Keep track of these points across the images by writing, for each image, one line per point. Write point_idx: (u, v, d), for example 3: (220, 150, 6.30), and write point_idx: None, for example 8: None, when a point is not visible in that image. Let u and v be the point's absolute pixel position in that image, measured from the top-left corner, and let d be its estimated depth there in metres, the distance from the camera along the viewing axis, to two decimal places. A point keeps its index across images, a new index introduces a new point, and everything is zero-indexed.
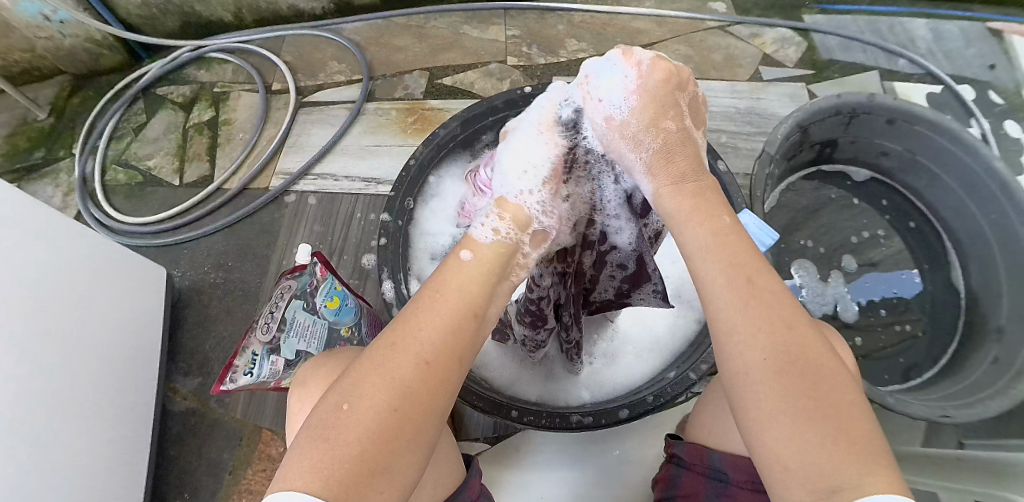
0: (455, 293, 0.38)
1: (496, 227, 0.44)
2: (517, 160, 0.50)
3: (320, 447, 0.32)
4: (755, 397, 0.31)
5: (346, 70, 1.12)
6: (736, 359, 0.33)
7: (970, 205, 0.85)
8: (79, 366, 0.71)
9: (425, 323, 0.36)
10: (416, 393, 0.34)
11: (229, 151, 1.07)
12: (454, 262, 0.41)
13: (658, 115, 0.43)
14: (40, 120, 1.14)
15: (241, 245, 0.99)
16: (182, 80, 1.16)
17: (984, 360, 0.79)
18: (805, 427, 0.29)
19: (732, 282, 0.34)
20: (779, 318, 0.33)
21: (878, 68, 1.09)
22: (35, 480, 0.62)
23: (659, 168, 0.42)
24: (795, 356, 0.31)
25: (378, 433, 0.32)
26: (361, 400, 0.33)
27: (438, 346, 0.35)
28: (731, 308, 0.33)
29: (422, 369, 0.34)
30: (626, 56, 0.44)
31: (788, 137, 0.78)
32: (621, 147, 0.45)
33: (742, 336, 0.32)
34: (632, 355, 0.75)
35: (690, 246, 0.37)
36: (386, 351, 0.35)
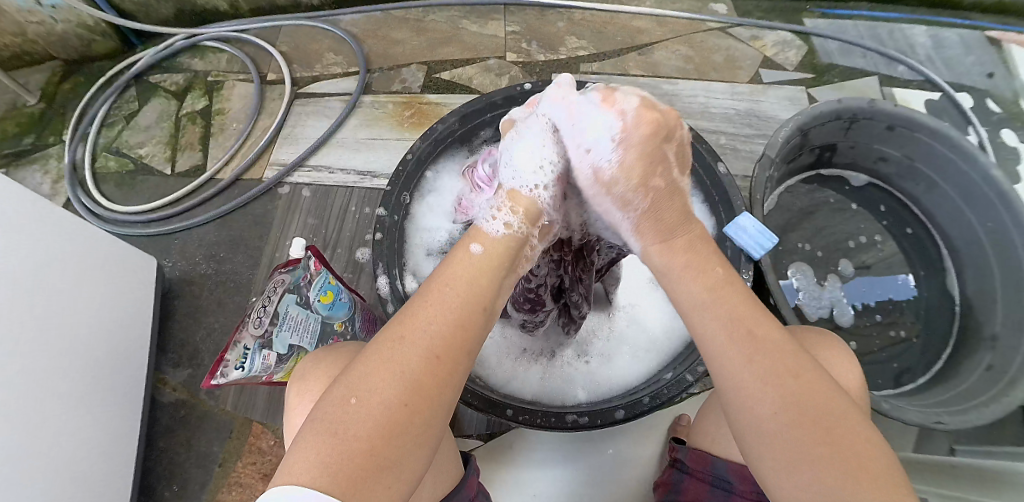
0: (464, 285, 0.37)
1: (507, 222, 0.43)
2: (520, 161, 0.47)
3: (326, 441, 0.31)
4: (770, 442, 0.34)
5: (343, 62, 1.10)
6: (750, 414, 0.35)
7: (967, 213, 0.85)
8: (66, 356, 0.69)
9: (434, 316, 0.35)
10: (425, 388, 0.33)
11: (223, 141, 1.06)
12: (463, 254, 0.40)
13: (645, 171, 0.43)
14: (30, 105, 1.12)
15: (233, 236, 0.97)
16: (176, 68, 1.14)
17: (978, 366, 0.78)
18: (821, 470, 0.32)
19: (729, 339, 0.36)
20: (783, 368, 0.35)
21: (877, 73, 1.09)
22: (20, 471, 0.60)
23: (647, 226, 0.43)
24: (800, 406, 0.34)
25: (387, 427, 0.31)
26: (370, 394, 0.32)
27: (447, 338, 0.35)
28: (735, 361, 0.36)
29: (431, 362, 0.34)
30: (611, 103, 0.43)
31: (789, 141, 0.78)
32: (606, 198, 0.45)
33: (752, 393, 0.35)
34: (629, 355, 0.74)
35: (685, 306, 0.40)
36: (395, 344, 0.34)
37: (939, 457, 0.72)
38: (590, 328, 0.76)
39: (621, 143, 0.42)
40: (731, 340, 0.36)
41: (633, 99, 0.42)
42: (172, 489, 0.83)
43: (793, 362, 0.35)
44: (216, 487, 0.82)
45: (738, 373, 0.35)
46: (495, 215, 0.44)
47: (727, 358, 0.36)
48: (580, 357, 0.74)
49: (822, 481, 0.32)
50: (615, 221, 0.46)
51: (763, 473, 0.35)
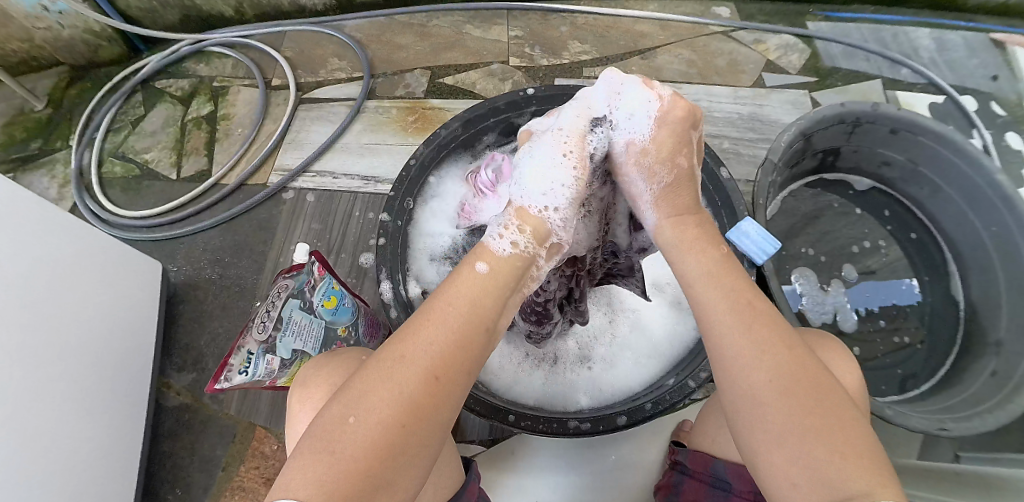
0: (465, 306, 0.37)
1: (515, 241, 0.43)
2: (535, 177, 0.47)
3: (323, 460, 0.31)
4: (759, 415, 0.35)
5: (347, 67, 1.11)
6: (742, 382, 0.36)
7: (971, 217, 0.85)
8: (73, 362, 0.70)
9: (436, 337, 0.35)
10: (423, 409, 0.33)
11: (228, 146, 1.07)
12: (466, 272, 0.40)
13: (671, 151, 0.47)
14: (37, 111, 1.13)
15: (238, 241, 0.98)
16: (182, 73, 1.15)
17: (983, 372, 0.78)
18: (808, 442, 0.32)
19: (729, 305, 0.39)
20: (777, 339, 0.37)
21: (881, 76, 1.08)
22: (25, 476, 0.61)
23: (665, 199, 0.48)
24: (793, 374, 0.35)
25: (382, 448, 0.32)
26: (368, 414, 0.32)
27: (446, 359, 0.35)
28: (730, 331, 0.38)
29: (429, 382, 0.34)
30: (650, 86, 0.48)
31: (792, 145, 0.78)
32: (634, 173, 0.48)
33: (745, 359, 0.36)
34: (632, 360, 0.74)
35: (692, 275, 0.43)
36: (393, 363, 0.34)
37: (943, 464, 0.71)
38: (593, 333, 0.77)
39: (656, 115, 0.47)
40: (732, 308, 0.39)
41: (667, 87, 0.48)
42: (176, 494, 0.83)
43: (788, 332, 0.38)
44: (220, 491, 0.82)
45: (732, 343, 0.37)
46: (503, 232, 0.44)
47: (723, 325, 0.38)
48: (584, 363, 0.74)
49: (808, 455, 0.32)
50: (636, 194, 0.49)
51: (752, 451, 0.35)
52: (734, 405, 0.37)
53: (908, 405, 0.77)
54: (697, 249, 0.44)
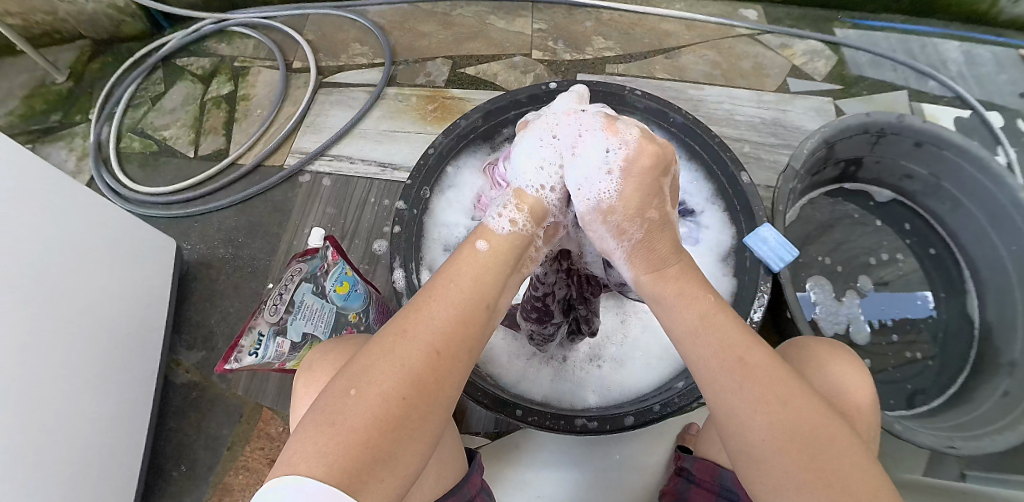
0: (466, 282, 0.37)
1: (513, 219, 0.42)
2: (533, 166, 0.46)
3: (325, 432, 0.31)
4: (763, 467, 0.34)
5: (368, 53, 1.11)
6: (742, 437, 0.35)
7: (992, 234, 0.83)
8: (84, 333, 0.71)
9: (438, 312, 0.35)
10: (426, 384, 0.33)
11: (246, 127, 1.07)
12: (469, 251, 0.40)
13: (637, 201, 0.41)
14: (58, 83, 1.14)
15: (252, 222, 0.98)
16: (203, 52, 1.15)
17: (994, 392, 0.77)
18: (808, 499, 0.32)
19: (712, 369, 0.36)
20: (774, 395, 0.34)
21: (908, 87, 1.07)
22: (32, 442, 0.61)
23: (637, 257, 0.42)
24: (787, 433, 0.33)
25: (385, 419, 0.31)
26: (371, 386, 0.32)
27: (447, 334, 0.35)
28: (721, 391, 0.36)
29: (431, 356, 0.34)
30: (612, 129, 0.43)
31: (815, 152, 0.77)
32: (599, 226, 0.43)
33: (744, 417, 0.34)
34: (641, 361, 0.73)
35: (677, 333, 0.39)
36: (394, 339, 0.34)
37: (949, 482, 0.70)
38: (604, 333, 0.76)
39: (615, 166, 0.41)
40: (722, 366, 0.36)
41: (631, 131, 0.42)
42: (181, 468, 0.84)
43: (779, 381, 0.35)
44: (223, 469, 0.83)
45: (724, 405, 0.35)
46: (501, 211, 0.43)
47: (715, 386, 0.36)
48: (593, 361, 0.74)
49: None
50: (605, 248, 0.44)
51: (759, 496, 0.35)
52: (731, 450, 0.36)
53: (917, 422, 0.76)
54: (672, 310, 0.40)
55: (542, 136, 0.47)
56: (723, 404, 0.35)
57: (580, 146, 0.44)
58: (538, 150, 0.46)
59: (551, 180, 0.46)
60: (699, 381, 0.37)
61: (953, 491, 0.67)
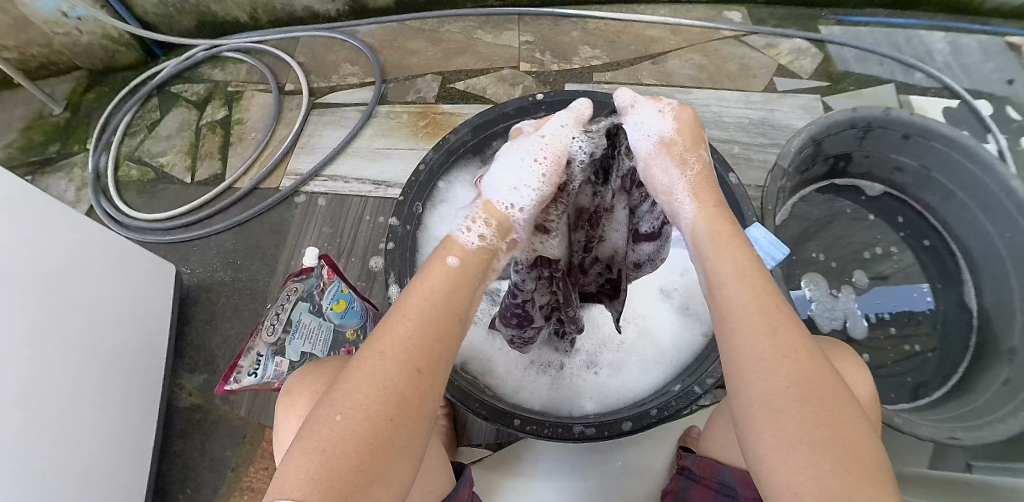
0: (440, 295, 0.37)
1: (482, 234, 0.41)
2: (507, 182, 0.43)
3: (315, 459, 0.31)
4: (776, 419, 0.33)
5: (359, 73, 1.12)
6: (759, 386, 0.34)
7: (985, 223, 0.83)
8: (87, 362, 0.71)
9: (414, 330, 0.35)
10: (409, 401, 0.34)
11: (241, 150, 1.08)
12: (439, 266, 0.39)
13: (691, 144, 0.44)
14: (55, 115, 1.15)
15: (250, 244, 0.99)
16: (197, 78, 1.17)
17: (995, 381, 0.77)
18: (819, 457, 0.31)
19: (748, 310, 0.36)
20: (799, 348, 0.34)
21: (894, 81, 1.07)
22: (39, 472, 0.62)
23: (701, 191, 0.42)
24: (814, 384, 0.33)
25: (372, 442, 0.32)
26: (354, 411, 0.32)
27: (425, 350, 0.35)
28: (752, 335, 0.35)
29: (411, 374, 0.34)
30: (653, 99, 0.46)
31: (802, 150, 0.78)
32: (663, 159, 0.43)
33: (767, 363, 0.34)
34: (638, 366, 0.74)
35: (716, 274, 0.38)
36: (373, 360, 0.34)
37: (954, 474, 0.70)
38: (600, 340, 0.76)
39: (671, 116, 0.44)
40: (761, 309, 0.36)
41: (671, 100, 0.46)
42: (187, 492, 0.84)
43: (807, 337, 0.35)
44: (229, 492, 0.83)
45: (753, 348, 0.34)
46: (469, 225, 0.42)
47: (748, 328, 0.35)
48: (590, 368, 0.74)
49: (819, 469, 0.31)
50: (666, 184, 0.43)
51: (757, 456, 0.34)
52: (741, 405, 0.35)
53: (919, 414, 0.76)
54: (728, 248, 0.39)
55: (521, 154, 0.44)
56: (753, 349, 0.34)
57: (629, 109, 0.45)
58: (516, 162, 0.44)
59: (521, 206, 0.43)
60: (727, 325, 0.37)
61: (958, 483, 0.67)
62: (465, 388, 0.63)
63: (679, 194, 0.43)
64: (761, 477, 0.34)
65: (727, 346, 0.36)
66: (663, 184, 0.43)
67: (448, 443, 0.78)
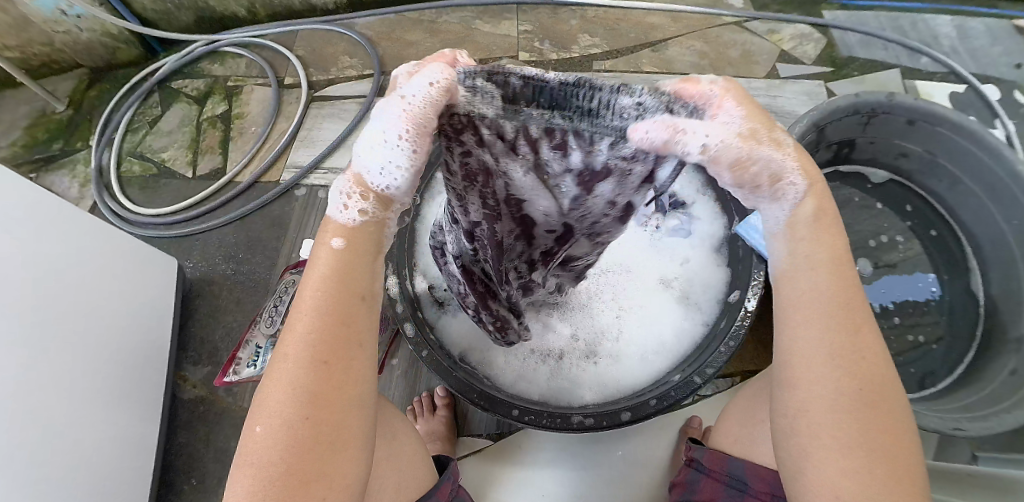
0: (333, 278, 0.35)
1: (362, 208, 0.36)
2: (369, 154, 0.35)
3: (247, 471, 0.33)
4: (834, 419, 0.34)
5: (358, 65, 1.12)
6: (822, 385, 0.35)
7: (992, 210, 0.82)
8: (92, 360, 0.72)
9: (307, 328, 0.34)
10: (322, 397, 0.33)
11: (241, 144, 1.08)
12: (322, 254, 0.35)
13: (767, 122, 0.36)
14: (58, 112, 1.16)
15: (251, 237, 0.99)
16: (197, 73, 1.17)
17: (1001, 372, 0.76)
18: (872, 463, 0.33)
19: (831, 306, 0.36)
20: (870, 356, 0.35)
21: (900, 66, 1.06)
22: (41, 468, 0.62)
23: (803, 164, 0.37)
24: (879, 391, 0.35)
25: (298, 445, 0.33)
26: (271, 418, 0.33)
27: (325, 342, 0.34)
28: (832, 333, 0.35)
29: (319, 368, 0.34)
30: (687, 84, 0.37)
31: (804, 137, 0.77)
32: (759, 152, 0.35)
33: (840, 366, 0.34)
34: (637, 355, 0.73)
35: (799, 256, 0.37)
36: (279, 365, 0.34)
37: (957, 463, 0.70)
38: (597, 329, 0.76)
39: (731, 105, 0.36)
40: (843, 306, 0.36)
41: (715, 79, 0.37)
42: (191, 484, 0.85)
43: (881, 345, 0.36)
44: None
45: (830, 347, 0.35)
46: (344, 199, 0.36)
47: (828, 323, 0.35)
48: (589, 358, 0.74)
49: (867, 473, 0.33)
50: (775, 172, 0.36)
51: (804, 449, 0.35)
52: (800, 401, 0.35)
53: (923, 404, 0.76)
54: (827, 231, 0.37)
55: (382, 118, 0.34)
56: (832, 348, 0.35)
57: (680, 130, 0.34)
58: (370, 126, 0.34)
59: (398, 187, 0.36)
60: (806, 312, 0.36)
61: (961, 472, 0.66)
62: (464, 379, 0.64)
63: (788, 177, 0.37)
64: (801, 467, 0.35)
65: (795, 335, 0.36)
66: (769, 172, 0.36)
67: (450, 435, 0.79)
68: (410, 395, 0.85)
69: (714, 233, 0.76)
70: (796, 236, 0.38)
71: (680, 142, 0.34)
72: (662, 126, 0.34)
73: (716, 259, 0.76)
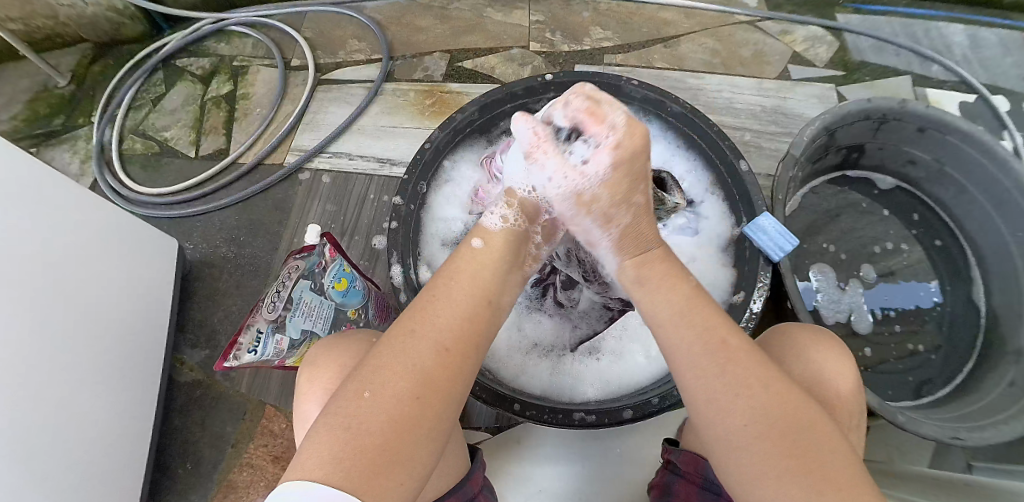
0: (475, 286, 0.42)
1: (504, 216, 0.52)
2: (528, 176, 0.55)
3: (340, 436, 0.32)
4: (741, 452, 0.37)
5: (366, 49, 1.10)
6: (721, 424, 0.38)
7: (998, 221, 0.82)
8: (87, 339, 0.71)
9: (441, 313, 0.39)
10: (436, 380, 0.36)
11: (245, 126, 1.07)
12: (467, 250, 0.47)
13: (618, 186, 0.50)
14: (60, 87, 1.14)
15: (253, 221, 0.99)
16: (202, 53, 1.16)
17: (999, 383, 0.76)
18: (790, 483, 0.34)
19: (700, 351, 0.41)
20: (749, 379, 0.39)
21: (911, 72, 1.05)
22: (35, 447, 0.62)
23: (627, 236, 0.52)
24: (769, 413, 0.37)
25: (400, 419, 0.33)
26: (383, 386, 0.34)
27: (456, 330, 0.39)
28: (699, 376, 0.40)
29: (441, 356, 0.37)
30: (598, 119, 0.48)
31: (815, 140, 0.76)
32: (584, 213, 0.53)
33: (724, 402, 0.38)
34: (640, 353, 0.73)
35: (659, 316, 0.45)
36: (404, 339, 0.37)
37: (952, 473, 0.70)
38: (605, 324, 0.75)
39: (602, 164, 0.49)
40: (705, 347, 0.41)
41: (617, 121, 0.48)
42: (187, 467, 0.85)
43: (761, 368, 0.40)
44: (229, 466, 0.84)
45: (708, 392, 0.39)
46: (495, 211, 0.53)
47: (696, 364, 0.41)
48: (591, 354, 0.74)
49: (784, 493, 0.34)
50: (592, 237, 0.56)
51: (738, 494, 0.37)
52: (714, 436, 0.38)
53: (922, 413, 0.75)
54: (656, 278, 0.49)
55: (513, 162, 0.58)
56: (708, 390, 0.39)
57: (541, 150, 0.52)
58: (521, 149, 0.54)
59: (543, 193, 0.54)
60: (681, 367, 0.42)
61: (957, 482, 0.66)
62: None
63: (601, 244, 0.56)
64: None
65: (689, 386, 0.41)
66: (588, 228, 0.55)
67: None
68: None
69: (722, 233, 0.76)
70: (636, 281, 0.50)
71: (540, 159, 0.52)
72: (534, 137, 0.52)
73: (722, 258, 0.75)
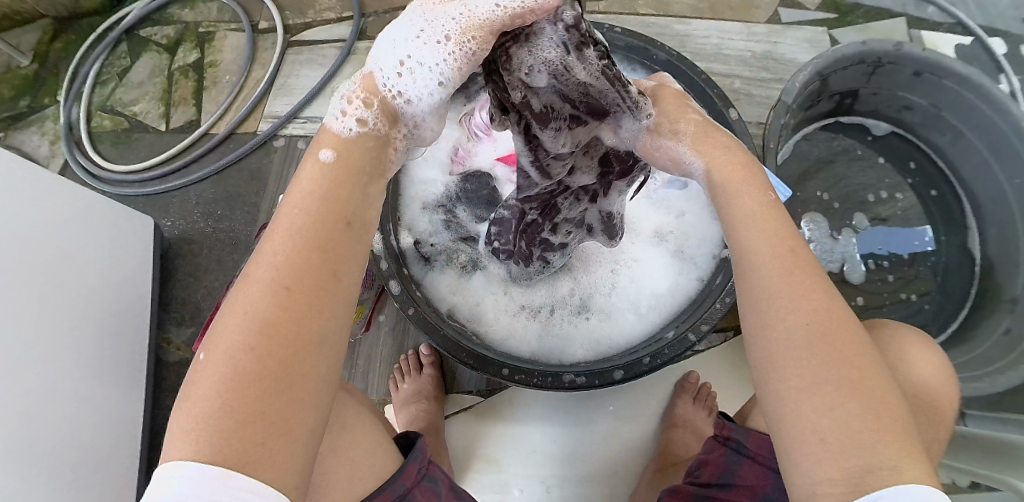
0: (321, 195, 0.30)
1: (362, 118, 0.33)
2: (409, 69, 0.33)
3: (187, 408, 0.27)
4: (789, 360, 0.30)
5: (336, 7, 1.05)
6: (777, 326, 0.31)
7: (995, 167, 0.80)
8: (68, 328, 0.69)
9: (274, 249, 0.29)
10: (277, 327, 0.27)
11: (216, 95, 1.03)
12: (308, 166, 0.32)
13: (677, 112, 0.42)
14: (23, 66, 1.09)
15: (229, 194, 0.96)
16: (166, 20, 1.10)
17: (996, 331, 0.77)
18: (844, 399, 0.28)
19: (782, 256, 0.32)
20: (819, 290, 0.31)
21: (906, 13, 1.01)
22: (27, 445, 0.61)
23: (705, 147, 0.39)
24: (836, 325, 0.30)
25: (237, 375, 0.26)
26: (217, 347, 0.27)
27: (293, 262, 0.28)
28: (769, 274, 0.32)
29: (279, 294, 0.27)
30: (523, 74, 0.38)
31: (807, 86, 0.73)
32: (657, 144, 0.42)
33: (787, 301, 0.31)
34: (630, 310, 0.72)
35: (733, 222, 0.36)
36: (240, 288, 0.29)
37: None
38: (591, 283, 0.73)
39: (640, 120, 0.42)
40: (783, 253, 0.32)
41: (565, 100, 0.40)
42: None
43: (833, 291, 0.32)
44: None
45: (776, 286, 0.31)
46: (344, 104, 0.33)
47: (765, 269, 0.32)
48: (581, 314, 0.72)
49: (835, 410, 0.28)
50: (674, 157, 0.42)
51: (771, 398, 0.31)
52: (764, 339, 0.31)
53: None
54: (749, 192, 0.36)
55: (405, 17, 0.34)
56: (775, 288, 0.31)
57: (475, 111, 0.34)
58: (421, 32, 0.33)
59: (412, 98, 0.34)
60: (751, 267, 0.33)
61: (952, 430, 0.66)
62: (451, 337, 0.62)
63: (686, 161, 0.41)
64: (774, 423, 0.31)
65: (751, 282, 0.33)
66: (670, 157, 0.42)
67: (438, 390, 0.78)
68: (398, 351, 0.83)
69: None
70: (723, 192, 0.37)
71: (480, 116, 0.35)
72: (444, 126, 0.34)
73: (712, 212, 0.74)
